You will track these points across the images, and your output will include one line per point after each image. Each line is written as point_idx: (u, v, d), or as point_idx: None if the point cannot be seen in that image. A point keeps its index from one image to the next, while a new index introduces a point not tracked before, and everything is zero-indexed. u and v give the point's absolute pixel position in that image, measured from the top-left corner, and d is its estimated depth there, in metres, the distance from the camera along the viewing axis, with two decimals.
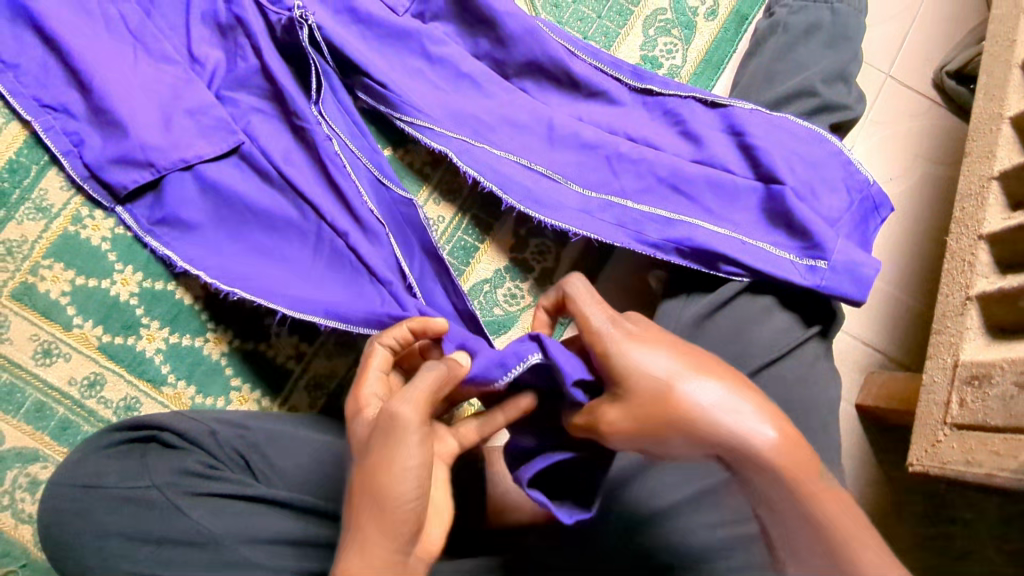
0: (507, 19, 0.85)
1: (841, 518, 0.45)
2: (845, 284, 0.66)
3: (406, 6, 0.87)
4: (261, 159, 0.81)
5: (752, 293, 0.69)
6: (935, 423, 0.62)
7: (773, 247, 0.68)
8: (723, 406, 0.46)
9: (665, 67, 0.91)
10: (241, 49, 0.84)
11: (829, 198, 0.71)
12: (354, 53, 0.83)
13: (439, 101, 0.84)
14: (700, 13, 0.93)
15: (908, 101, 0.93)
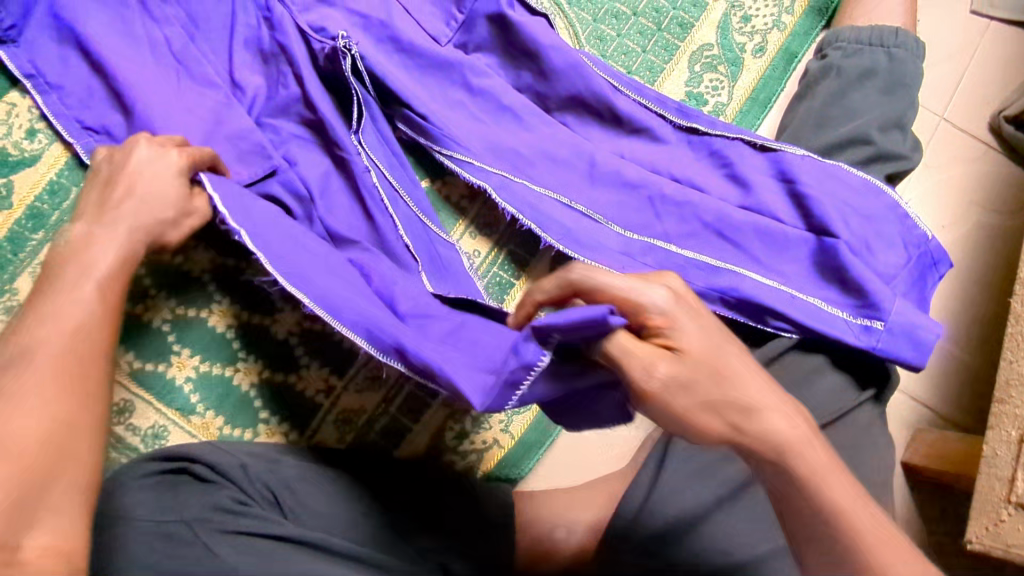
0: (552, 53, 0.83)
1: (863, 520, 0.50)
2: (901, 346, 0.64)
3: (449, 36, 0.86)
4: (297, 184, 0.79)
5: (802, 351, 0.67)
6: (997, 500, 0.59)
7: (825, 304, 0.67)
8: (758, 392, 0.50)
9: (710, 105, 0.89)
10: (283, 76, 0.83)
11: (885, 254, 0.69)
12: (397, 84, 0.81)
13: (479, 134, 0.83)
14: (747, 49, 0.91)
15: (962, 144, 0.90)
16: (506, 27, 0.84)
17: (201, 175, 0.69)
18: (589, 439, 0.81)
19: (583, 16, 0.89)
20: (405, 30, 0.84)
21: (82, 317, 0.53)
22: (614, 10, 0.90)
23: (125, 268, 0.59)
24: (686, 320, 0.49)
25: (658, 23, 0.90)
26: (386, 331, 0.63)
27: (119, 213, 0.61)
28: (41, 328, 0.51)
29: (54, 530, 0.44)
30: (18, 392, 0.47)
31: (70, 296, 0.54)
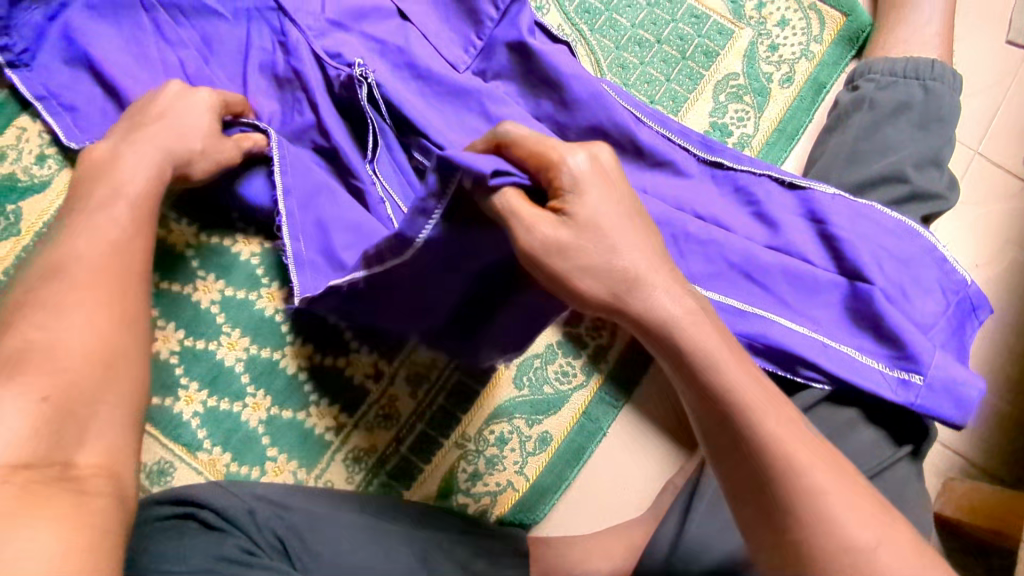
0: (574, 82, 0.81)
1: (777, 425, 0.47)
2: (942, 402, 0.61)
3: (468, 63, 0.84)
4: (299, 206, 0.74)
5: (836, 402, 0.65)
6: None
7: (859, 353, 0.64)
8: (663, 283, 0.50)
9: (735, 136, 0.86)
10: (298, 103, 0.81)
11: (922, 301, 0.66)
12: (413, 113, 0.79)
13: None
14: (774, 79, 0.88)
15: (998, 180, 0.87)
16: (527, 55, 0.82)
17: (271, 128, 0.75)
18: (607, 483, 0.78)
19: (605, 43, 0.87)
20: (422, 57, 0.82)
21: (111, 236, 0.57)
22: (637, 37, 0.88)
23: (154, 191, 0.63)
24: (592, 191, 0.48)
25: (683, 51, 0.88)
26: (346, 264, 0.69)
27: (143, 136, 0.65)
28: (78, 241, 0.56)
29: (102, 451, 0.47)
30: (56, 305, 0.52)
31: (102, 207, 0.59)
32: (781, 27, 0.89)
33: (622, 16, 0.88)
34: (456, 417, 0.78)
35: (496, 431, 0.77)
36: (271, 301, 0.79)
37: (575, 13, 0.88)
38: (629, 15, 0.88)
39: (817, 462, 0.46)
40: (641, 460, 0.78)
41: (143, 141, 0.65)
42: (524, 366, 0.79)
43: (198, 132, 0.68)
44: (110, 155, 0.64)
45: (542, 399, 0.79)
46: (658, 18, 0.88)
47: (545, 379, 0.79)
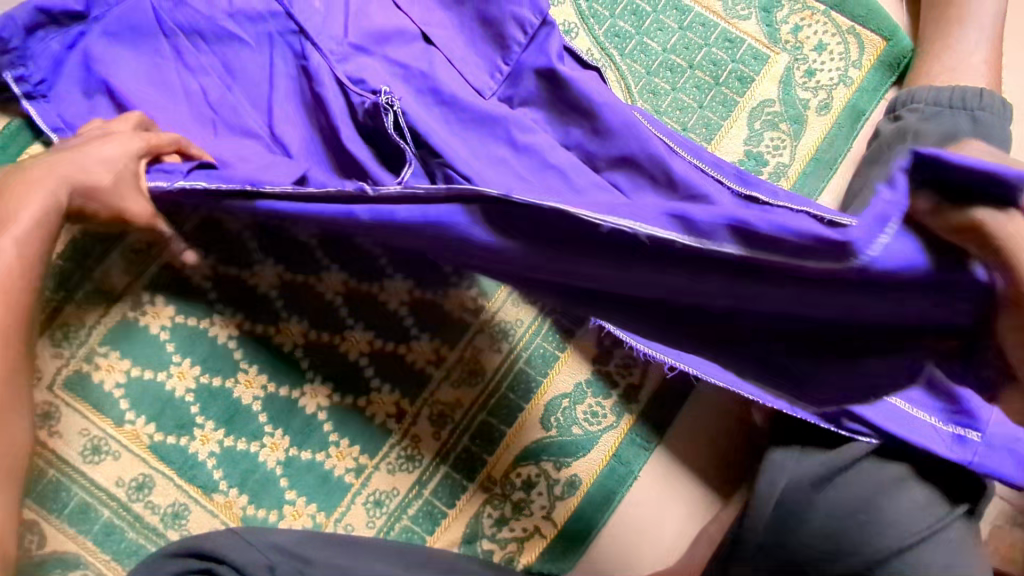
0: (606, 110, 0.78)
1: None
2: (1004, 463, 0.57)
3: (494, 89, 0.81)
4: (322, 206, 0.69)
5: (882, 454, 0.62)
6: None
7: (912, 406, 0.60)
8: None
9: (771, 165, 0.83)
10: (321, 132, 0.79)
11: None
12: (440, 142, 0.76)
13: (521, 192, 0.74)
14: (811, 106, 0.85)
15: None
16: (556, 82, 0.79)
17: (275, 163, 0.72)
18: (639, 530, 0.74)
19: (635, 69, 0.85)
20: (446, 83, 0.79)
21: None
22: (669, 62, 0.85)
23: (46, 226, 0.59)
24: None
25: (716, 76, 0.85)
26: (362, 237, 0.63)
27: (50, 164, 0.61)
28: None
29: None
30: None
31: None
32: (819, 52, 0.86)
33: (653, 41, 0.86)
34: (481, 460, 0.75)
35: (523, 474, 0.74)
36: (289, 337, 0.76)
37: (604, 37, 0.86)
38: (660, 39, 0.86)
39: None
40: (676, 506, 0.75)
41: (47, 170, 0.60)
42: (552, 406, 0.76)
43: (121, 180, 0.63)
44: (14, 177, 0.60)
45: (571, 440, 0.76)
46: (691, 42, 0.86)
47: (573, 420, 0.76)
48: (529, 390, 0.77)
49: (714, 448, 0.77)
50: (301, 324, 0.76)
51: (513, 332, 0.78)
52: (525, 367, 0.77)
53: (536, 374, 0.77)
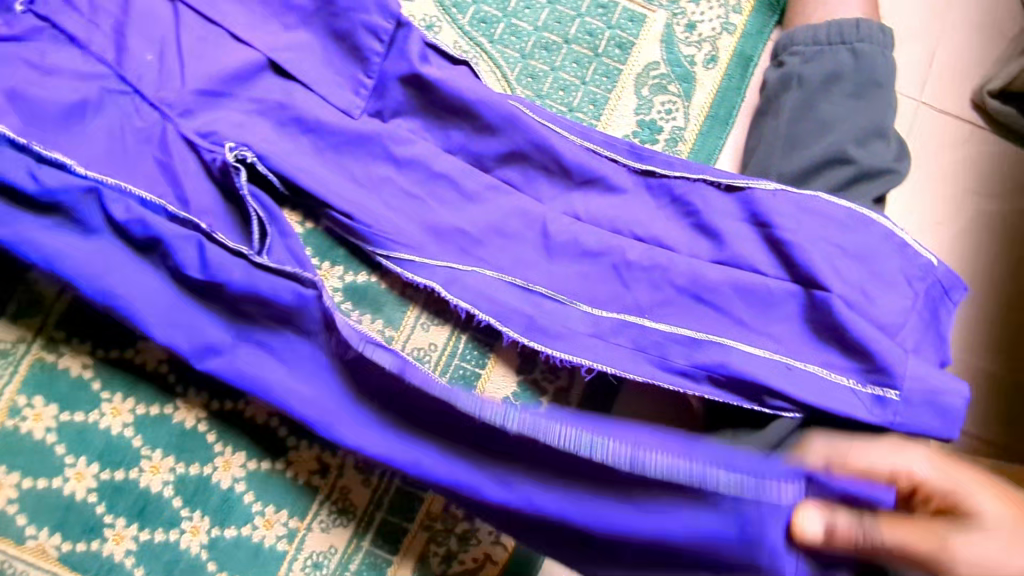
0: (484, 107, 0.72)
1: None
2: (925, 418, 0.57)
3: (362, 106, 0.74)
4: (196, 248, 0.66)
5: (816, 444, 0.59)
6: None
7: (826, 371, 0.59)
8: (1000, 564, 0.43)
9: (666, 132, 0.79)
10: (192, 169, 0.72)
11: (887, 298, 0.60)
12: (309, 182, 0.71)
13: (411, 216, 0.72)
14: (698, 61, 0.81)
15: (946, 128, 0.82)
16: (425, 87, 0.73)
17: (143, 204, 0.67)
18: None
19: (509, 54, 0.79)
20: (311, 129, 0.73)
21: None
22: (543, 40, 0.80)
23: None
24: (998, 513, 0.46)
25: (595, 47, 0.80)
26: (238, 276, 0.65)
27: None
28: None
29: None
30: None
31: None
32: (696, 3, 0.82)
33: (523, 21, 0.80)
34: (418, 498, 0.71)
35: None
36: (189, 411, 0.70)
37: (470, 26, 0.80)
38: (530, 18, 0.80)
39: None
40: None
41: None
42: None
43: None
44: None
45: None
46: (562, 15, 0.80)
47: None
48: None
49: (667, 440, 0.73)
50: (199, 394, 0.71)
51: (429, 358, 0.74)
52: None
53: None
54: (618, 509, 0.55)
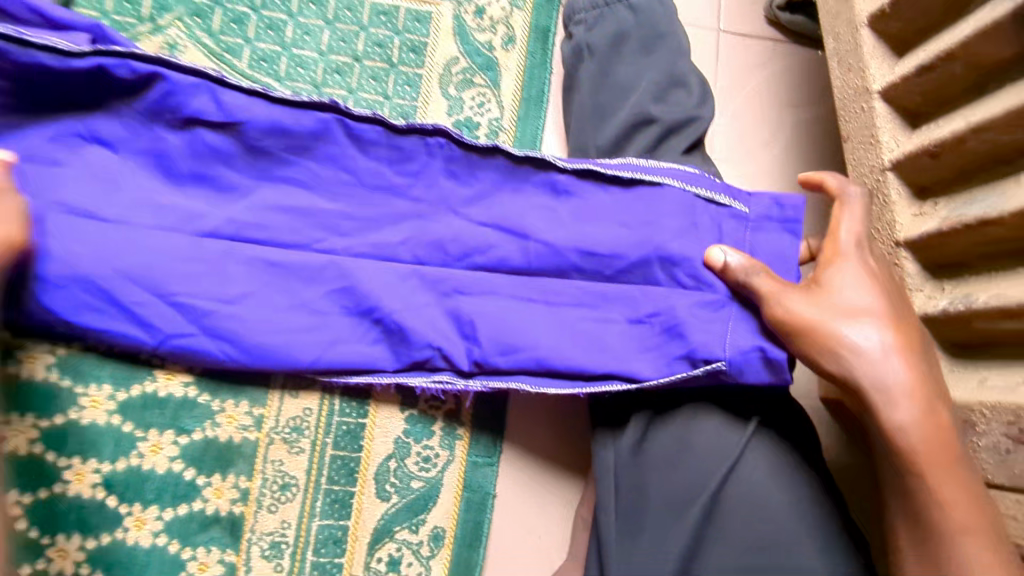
0: (296, 120, 0.70)
1: (893, 393, 0.46)
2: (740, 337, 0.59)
3: (161, 189, 0.69)
4: (218, 115, 0.69)
5: (688, 420, 0.61)
6: None
7: (670, 303, 0.63)
8: (826, 311, 0.49)
9: (484, 126, 0.77)
10: (142, 131, 0.69)
11: (700, 234, 0.65)
12: (136, 261, 0.66)
13: (250, 271, 0.68)
14: (496, 46, 0.78)
15: (747, 51, 0.84)
16: (226, 157, 0.70)
17: (139, 95, 0.68)
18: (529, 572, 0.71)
19: (301, 88, 0.74)
20: (112, 126, 0.68)
21: None
22: (332, 64, 0.75)
23: None
24: (850, 286, 0.50)
25: (388, 58, 0.76)
26: (204, 104, 0.68)
27: None
28: None
29: None
30: None
31: None
32: None
33: (306, 49, 0.75)
34: (336, 566, 0.69)
35: (384, 555, 0.69)
36: (65, 558, 0.65)
37: (250, 68, 0.74)
38: (312, 45, 0.75)
39: (907, 406, 0.46)
40: (548, 500, 0.73)
41: None
42: (381, 475, 0.71)
43: None
44: None
45: (415, 496, 0.71)
46: (346, 33, 0.76)
47: (408, 475, 0.71)
48: (351, 471, 0.70)
49: (562, 446, 0.74)
50: (70, 540, 0.65)
51: (307, 425, 0.70)
52: (336, 452, 0.70)
53: (350, 452, 0.70)
54: (628, 242, 0.65)
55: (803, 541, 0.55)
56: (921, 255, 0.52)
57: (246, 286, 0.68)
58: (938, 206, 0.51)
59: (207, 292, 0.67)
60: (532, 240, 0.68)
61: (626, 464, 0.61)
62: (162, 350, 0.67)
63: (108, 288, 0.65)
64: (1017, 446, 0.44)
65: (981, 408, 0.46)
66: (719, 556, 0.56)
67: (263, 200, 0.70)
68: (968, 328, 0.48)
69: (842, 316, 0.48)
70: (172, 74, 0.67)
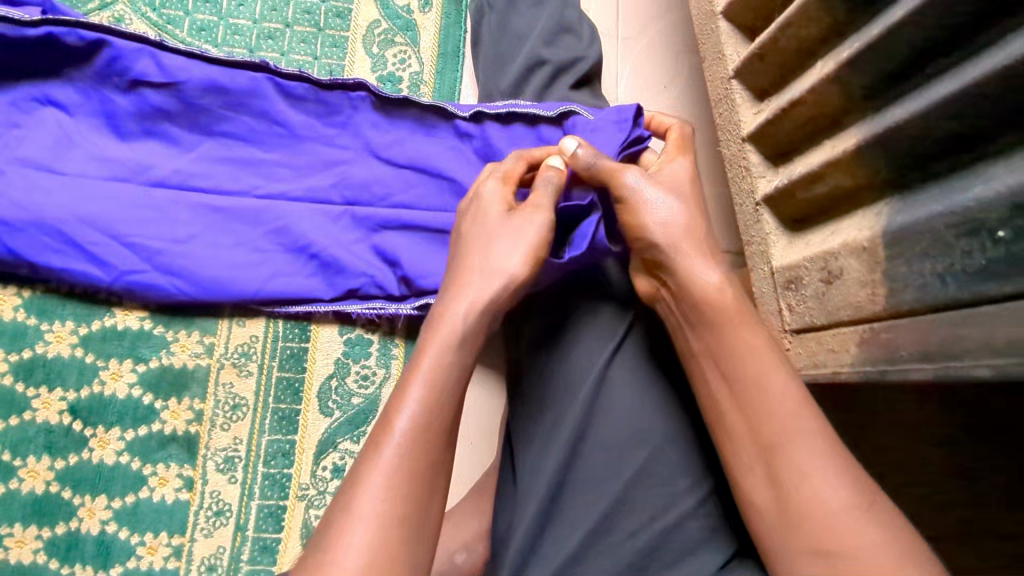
0: (228, 79, 0.77)
1: (691, 262, 0.57)
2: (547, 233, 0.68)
3: (112, 145, 0.76)
4: (160, 75, 0.76)
5: (579, 319, 0.69)
6: (792, 296, 0.56)
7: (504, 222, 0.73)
8: (647, 191, 0.59)
9: (406, 79, 0.85)
10: (93, 93, 0.76)
11: None
12: (88, 207, 0.73)
13: (193, 213, 0.76)
14: (414, 8, 0.87)
15: (644, 6, 0.93)
16: (168, 114, 0.77)
17: (89, 60, 0.76)
18: (463, 479, 0.78)
19: (237, 51, 0.82)
20: (66, 92, 0.76)
21: (440, 352, 0.53)
22: (265, 31, 0.83)
23: (481, 324, 0.56)
24: (677, 172, 0.63)
25: (316, 23, 0.85)
26: (146, 64, 0.76)
27: (448, 322, 0.55)
28: (446, 315, 0.55)
29: None
30: (369, 483, 0.46)
31: (445, 313, 0.55)
32: None
33: (241, 18, 0.83)
34: (286, 475, 0.76)
35: (328, 464, 0.76)
36: (36, 477, 0.72)
37: (190, 36, 0.82)
38: (246, 14, 0.83)
39: (704, 266, 0.57)
40: (480, 415, 0.80)
41: (494, 193, 0.63)
42: (324, 393, 0.78)
43: None
44: (451, 325, 0.54)
45: (355, 411, 0.78)
46: (276, 3, 0.84)
47: (349, 392, 0.79)
48: (296, 391, 0.78)
49: (488, 361, 0.82)
50: (40, 461, 0.72)
51: (254, 349, 0.78)
52: (282, 374, 0.78)
53: (294, 374, 0.78)
54: None
55: (663, 425, 0.63)
56: (763, 147, 0.60)
57: (192, 227, 0.75)
58: (770, 101, 0.59)
59: (155, 232, 0.74)
60: (446, 177, 0.77)
61: (533, 363, 0.70)
62: (118, 287, 0.75)
63: (67, 231, 0.72)
64: (829, 285, 0.51)
65: (805, 262, 0.54)
66: (601, 431, 0.63)
67: (204, 151, 0.78)
68: (797, 200, 0.56)
69: (655, 196, 0.59)
70: (117, 40, 0.75)
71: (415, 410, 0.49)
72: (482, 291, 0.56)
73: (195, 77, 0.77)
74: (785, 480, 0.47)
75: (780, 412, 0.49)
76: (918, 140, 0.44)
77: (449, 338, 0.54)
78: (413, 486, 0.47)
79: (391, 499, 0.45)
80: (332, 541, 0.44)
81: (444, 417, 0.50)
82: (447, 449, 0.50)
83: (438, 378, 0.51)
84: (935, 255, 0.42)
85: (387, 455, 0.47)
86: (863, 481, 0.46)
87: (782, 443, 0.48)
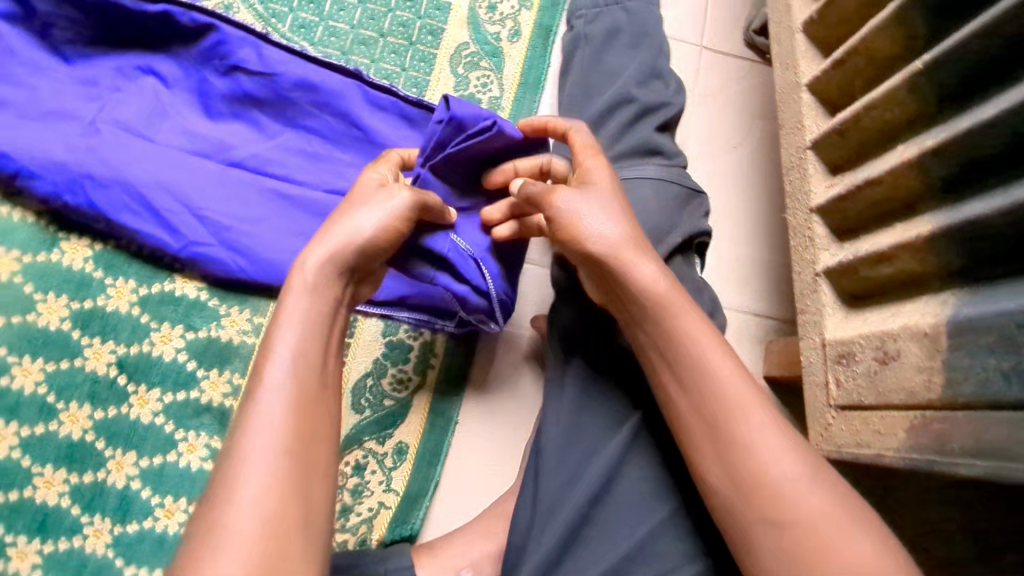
0: (319, 77, 0.81)
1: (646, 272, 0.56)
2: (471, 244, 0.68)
3: (202, 122, 0.80)
4: (258, 64, 0.80)
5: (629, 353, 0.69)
6: (840, 371, 0.56)
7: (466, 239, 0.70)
8: (591, 210, 0.59)
9: (484, 102, 0.88)
10: (193, 71, 0.81)
11: None
12: (169, 175, 0.77)
13: (264, 197, 0.79)
14: (503, 37, 0.90)
15: (725, 65, 0.95)
16: (258, 102, 0.81)
17: (197, 41, 0.80)
18: (479, 499, 0.78)
19: (331, 52, 0.86)
20: (170, 67, 0.81)
21: (303, 307, 0.52)
22: (360, 37, 0.88)
23: (338, 271, 0.54)
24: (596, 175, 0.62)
25: (409, 37, 0.88)
26: (247, 52, 0.80)
27: (301, 277, 0.53)
28: (300, 272, 0.53)
29: None
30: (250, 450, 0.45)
31: (299, 271, 0.53)
32: None
33: (340, 21, 0.88)
34: None
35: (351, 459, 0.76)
36: (74, 422, 0.74)
37: (291, 32, 0.87)
38: (346, 18, 0.88)
39: (649, 261, 0.57)
40: (505, 438, 0.80)
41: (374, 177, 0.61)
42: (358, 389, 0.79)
43: None
44: (309, 277, 0.53)
45: (385, 413, 0.79)
46: (375, 12, 0.88)
47: (382, 393, 0.80)
48: None
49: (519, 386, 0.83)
50: (81, 407, 0.75)
51: None
52: None
53: None
54: None
55: (685, 480, 0.63)
56: (830, 221, 0.60)
57: (262, 210, 0.78)
58: (845, 176, 0.59)
59: (226, 209, 0.77)
60: None
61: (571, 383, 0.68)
62: (183, 256, 0.78)
63: (145, 195, 0.76)
64: (883, 365, 0.51)
65: (861, 339, 0.54)
66: (629, 475, 0.64)
67: (285, 141, 0.81)
68: (860, 277, 0.56)
69: (590, 207, 0.59)
70: (226, 26, 0.80)
71: (282, 370, 0.48)
72: (340, 246, 0.54)
73: (289, 70, 0.81)
74: (739, 460, 0.49)
75: (729, 390, 0.52)
76: (995, 236, 0.44)
77: (304, 291, 0.52)
78: (300, 437, 0.47)
79: (272, 453, 0.45)
80: (221, 510, 0.43)
81: (313, 363, 0.50)
82: (320, 398, 0.50)
83: (306, 335, 0.51)
84: (1000, 352, 0.42)
85: (263, 419, 0.46)
86: (845, 493, 0.48)
87: (727, 423, 0.51)
